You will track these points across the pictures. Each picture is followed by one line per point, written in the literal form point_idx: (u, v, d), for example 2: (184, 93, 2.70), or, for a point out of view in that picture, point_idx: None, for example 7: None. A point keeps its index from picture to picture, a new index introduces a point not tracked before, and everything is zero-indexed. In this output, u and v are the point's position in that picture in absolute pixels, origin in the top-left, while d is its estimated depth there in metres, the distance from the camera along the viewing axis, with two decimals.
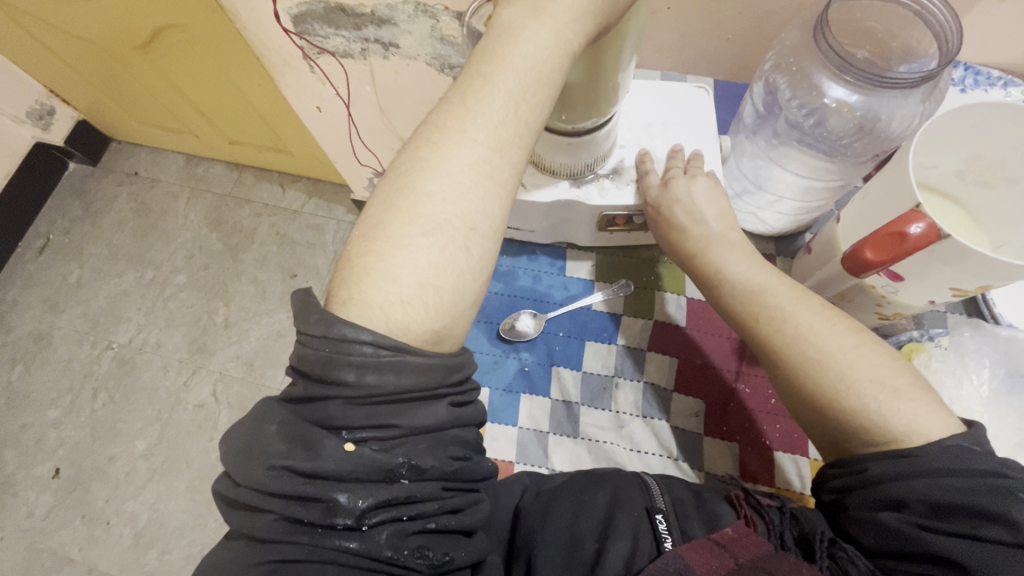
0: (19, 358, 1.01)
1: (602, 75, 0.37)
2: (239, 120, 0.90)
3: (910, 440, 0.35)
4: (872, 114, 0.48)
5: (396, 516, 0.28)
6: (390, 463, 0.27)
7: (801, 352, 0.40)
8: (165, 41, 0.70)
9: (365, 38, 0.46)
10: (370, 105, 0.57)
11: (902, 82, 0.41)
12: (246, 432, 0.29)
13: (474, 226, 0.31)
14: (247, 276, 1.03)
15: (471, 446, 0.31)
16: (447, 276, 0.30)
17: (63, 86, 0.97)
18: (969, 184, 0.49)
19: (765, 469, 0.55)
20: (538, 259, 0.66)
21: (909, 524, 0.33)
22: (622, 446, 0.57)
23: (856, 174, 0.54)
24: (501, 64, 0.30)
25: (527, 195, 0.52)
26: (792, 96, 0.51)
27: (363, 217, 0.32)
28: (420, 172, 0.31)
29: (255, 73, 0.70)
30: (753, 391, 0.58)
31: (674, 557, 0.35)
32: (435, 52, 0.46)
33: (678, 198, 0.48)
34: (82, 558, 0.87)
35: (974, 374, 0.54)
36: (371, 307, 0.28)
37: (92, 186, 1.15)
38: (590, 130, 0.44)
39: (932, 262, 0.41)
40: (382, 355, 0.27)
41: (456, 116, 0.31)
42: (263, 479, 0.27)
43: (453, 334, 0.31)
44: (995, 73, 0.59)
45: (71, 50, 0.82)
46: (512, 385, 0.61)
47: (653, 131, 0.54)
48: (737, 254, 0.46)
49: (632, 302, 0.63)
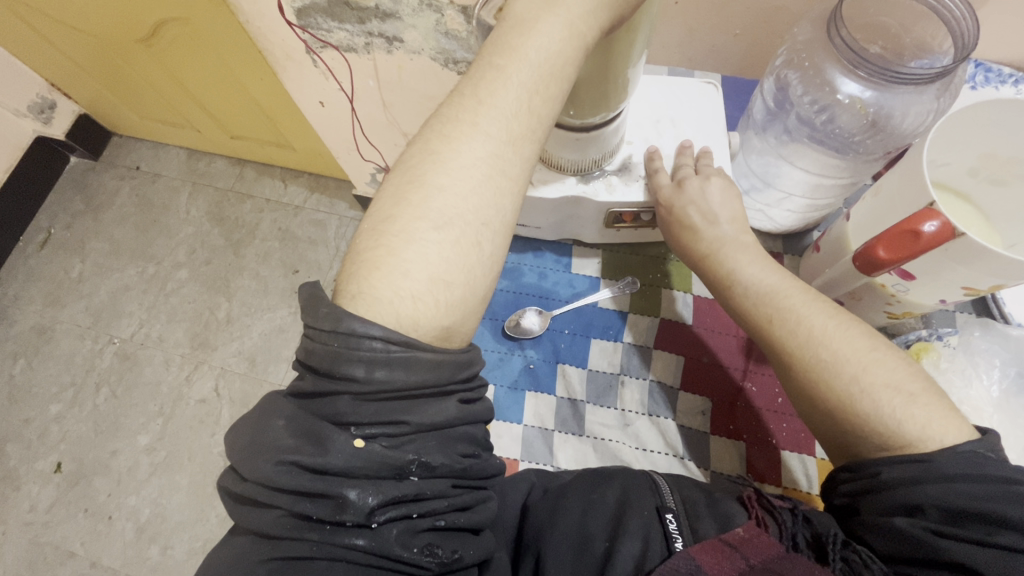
0: (21, 352, 1.01)
1: (614, 70, 0.37)
2: (242, 115, 0.90)
3: (924, 445, 0.34)
4: (884, 111, 0.47)
5: (405, 513, 0.27)
6: (400, 460, 0.27)
7: (810, 351, 0.40)
8: (167, 34, 0.69)
9: (369, 32, 0.45)
10: (374, 100, 0.56)
11: (916, 78, 0.40)
12: (253, 426, 0.28)
13: (485, 221, 0.30)
14: (249, 271, 1.03)
15: (479, 444, 0.30)
16: (458, 271, 0.29)
17: (65, 80, 0.97)
18: (981, 181, 0.48)
19: (771, 467, 0.55)
20: (543, 256, 0.65)
21: (923, 530, 0.32)
22: (627, 444, 0.57)
23: (866, 172, 0.54)
24: (514, 57, 0.30)
25: (534, 191, 0.52)
26: (804, 92, 0.51)
27: (372, 210, 0.31)
28: (431, 165, 0.30)
29: (259, 67, 0.69)
30: (759, 389, 0.57)
31: (685, 558, 0.35)
32: (439, 46, 0.45)
33: (689, 200, 0.48)
34: (85, 552, 0.87)
35: (984, 373, 0.53)
36: (381, 302, 0.28)
37: (94, 180, 1.14)
38: (599, 125, 0.44)
39: (944, 260, 0.40)
40: (393, 351, 0.26)
41: (468, 108, 0.31)
42: (270, 474, 0.26)
43: (462, 330, 0.30)
44: (1006, 70, 0.58)
45: (74, 44, 0.81)
46: (517, 382, 0.60)
47: (662, 127, 0.54)
48: (744, 252, 0.46)
49: (638, 299, 0.62)
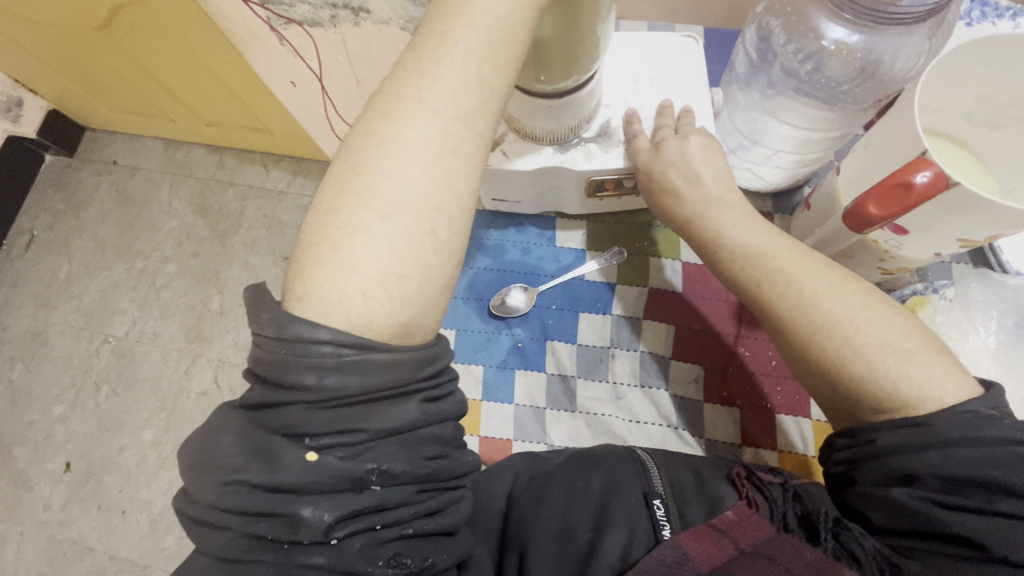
0: (17, 357, 1.00)
1: (583, 30, 0.34)
2: (214, 101, 0.86)
3: (923, 407, 0.33)
4: (873, 56, 0.45)
5: (367, 526, 0.26)
6: (358, 471, 0.25)
7: (800, 312, 0.38)
8: (125, 20, 0.65)
9: (332, 4, 0.42)
10: (347, 76, 0.53)
11: (907, 16, 0.37)
12: (202, 443, 0.27)
13: (439, 206, 0.29)
14: (238, 261, 1.01)
15: (448, 442, 0.29)
16: (411, 264, 0.28)
17: (28, 76, 0.93)
18: (977, 126, 0.46)
19: (765, 432, 0.54)
20: (526, 230, 0.63)
21: (922, 500, 0.32)
22: (620, 418, 0.56)
23: (856, 123, 0.51)
24: (459, 23, 0.29)
25: (510, 164, 0.48)
26: (787, 41, 0.48)
27: (317, 201, 0.29)
28: (375, 149, 0.29)
29: (225, 54, 0.65)
30: (751, 354, 0.56)
31: (672, 547, 0.34)
32: (408, 15, 0.41)
33: (669, 162, 0.46)
34: (102, 546, 0.88)
35: (981, 326, 0.52)
36: (328, 302, 0.26)
37: (71, 178, 1.11)
38: (571, 90, 0.41)
39: (940, 213, 0.38)
40: (344, 355, 0.25)
41: (412, 83, 0.29)
42: (218, 496, 0.25)
43: (423, 325, 0.28)
44: (1003, 4, 0.54)
45: (30, 37, 0.77)
46: (506, 361, 0.59)
47: (640, 87, 0.51)
48: (730, 211, 0.44)
49: (625, 269, 0.60)
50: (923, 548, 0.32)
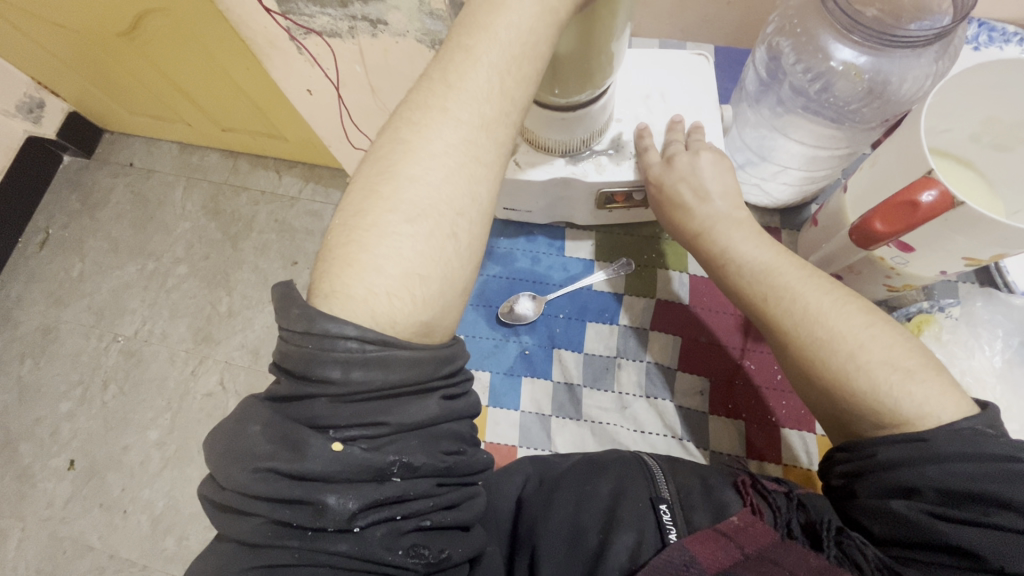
0: (26, 352, 1.01)
1: (598, 47, 0.35)
2: (232, 107, 0.88)
3: (922, 423, 0.34)
4: (880, 77, 0.46)
5: (389, 516, 0.27)
6: (380, 462, 0.26)
7: (804, 328, 0.39)
8: (150, 26, 0.67)
9: (352, 16, 0.44)
10: (363, 85, 0.55)
11: (913, 40, 0.39)
12: (230, 432, 0.27)
13: (460, 211, 0.30)
14: (248, 264, 1.02)
15: (464, 439, 0.30)
16: (433, 264, 0.29)
17: (53, 79, 0.95)
18: (984, 148, 0.47)
19: (770, 445, 0.54)
20: (535, 239, 0.64)
21: (921, 512, 0.32)
22: (625, 427, 0.56)
23: (863, 141, 0.52)
24: (483, 37, 0.30)
25: (522, 174, 0.50)
26: (796, 60, 0.49)
27: (344, 204, 0.30)
28: (401, 155, 0.30)
29: (244, 62, 0.67)
30: (756, 367, 0.57)
31: (679, 549, 0.35)
32: (426, 28, 0.43)
33: (679, 176, 0.47)
34: (102, 545, 0.88)
35: (986, 345, 0.52)
36: (355, 300, 0.27)
37: (87, 178, 1.13)
38: (586, 103, 0.42)
39: (945, 232, 0.39)
40: (369, 350, 0.26)
41: (437, 94, 0.30)
42: (246, 482, 0.26)
43: (443, 325, 0.29)
44: (1011, 29, 0.56)
45: (58, 41, 0.80)
46: (513, 368, 0.59)
47: (652, 103, 0.52)
48: (737, 227, 0.45)
49: (633, 280, 0.61)
50: (922, 559, 0.32)
